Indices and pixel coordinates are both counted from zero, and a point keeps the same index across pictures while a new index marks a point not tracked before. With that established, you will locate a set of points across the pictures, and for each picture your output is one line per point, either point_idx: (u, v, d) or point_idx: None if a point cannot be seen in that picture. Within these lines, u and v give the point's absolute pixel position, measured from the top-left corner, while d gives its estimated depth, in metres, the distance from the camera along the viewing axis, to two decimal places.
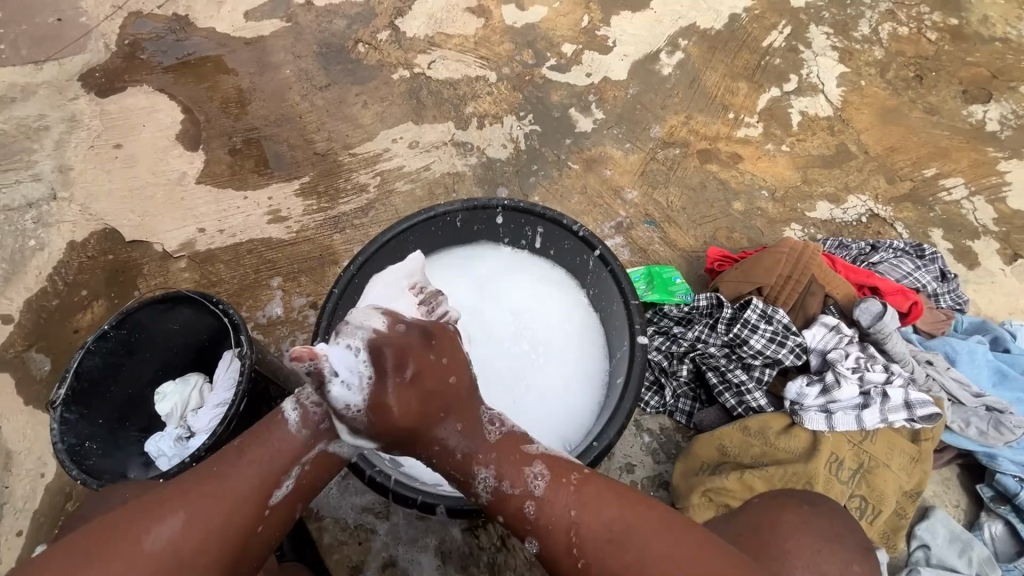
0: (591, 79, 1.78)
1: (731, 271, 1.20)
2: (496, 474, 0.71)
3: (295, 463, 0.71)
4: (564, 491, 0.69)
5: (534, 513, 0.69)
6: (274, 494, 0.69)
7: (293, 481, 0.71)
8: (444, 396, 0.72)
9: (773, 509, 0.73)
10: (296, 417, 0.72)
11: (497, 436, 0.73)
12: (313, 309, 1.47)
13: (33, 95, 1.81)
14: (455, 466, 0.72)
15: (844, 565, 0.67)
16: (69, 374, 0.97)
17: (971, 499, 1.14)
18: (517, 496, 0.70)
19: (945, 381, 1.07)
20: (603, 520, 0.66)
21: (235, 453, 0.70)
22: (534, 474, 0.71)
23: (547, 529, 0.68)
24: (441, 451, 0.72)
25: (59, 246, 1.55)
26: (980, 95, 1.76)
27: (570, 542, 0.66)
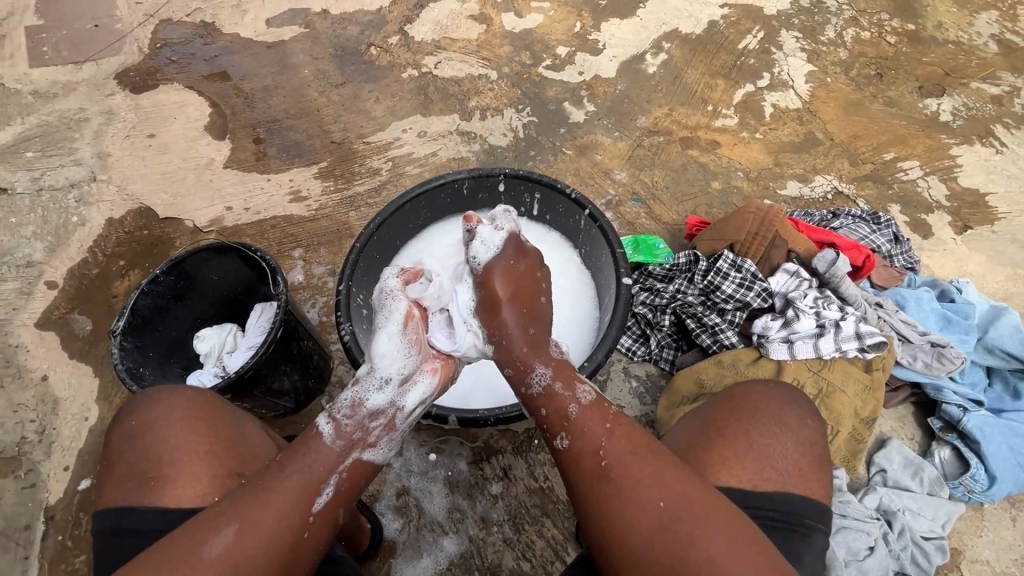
0: (582, 77, 1.97)
1: (707, 231, 1.35)
2: (552, 376, 0.81)
3: (331, 474, 0.76)
4: (604, 415, 0.78)
5: (576, 412, 0.78)
6: (315, 503, 0.74)
7: (333, 488, 0.76)
8: (532, 304, 0.87)
9: (742, 390, 0.90)
10: (329, 430, 0.78)
11: (559, 356, 0.84)
12: (331, 276, 1.62)
13: (73, 91, 1.98)
14: (516, 360, 0.82)
15: (800, 418, 0.85)
16: (128, 309, 1.12)
17: (924, 431, 1.27)
18: (563, 397, 0.79)
19: (894, 322, 1.25)
20: (631, 441, 0.75)
21: (277, 469, 0.75)
22: (585, 389, 0.81)
23: (581, 434, 0.77)
24: (506, 339, 0.84)
25: (99, 222, 1.70)
26: (935, 90, 1.94)
27: (600, 451, 0.75)
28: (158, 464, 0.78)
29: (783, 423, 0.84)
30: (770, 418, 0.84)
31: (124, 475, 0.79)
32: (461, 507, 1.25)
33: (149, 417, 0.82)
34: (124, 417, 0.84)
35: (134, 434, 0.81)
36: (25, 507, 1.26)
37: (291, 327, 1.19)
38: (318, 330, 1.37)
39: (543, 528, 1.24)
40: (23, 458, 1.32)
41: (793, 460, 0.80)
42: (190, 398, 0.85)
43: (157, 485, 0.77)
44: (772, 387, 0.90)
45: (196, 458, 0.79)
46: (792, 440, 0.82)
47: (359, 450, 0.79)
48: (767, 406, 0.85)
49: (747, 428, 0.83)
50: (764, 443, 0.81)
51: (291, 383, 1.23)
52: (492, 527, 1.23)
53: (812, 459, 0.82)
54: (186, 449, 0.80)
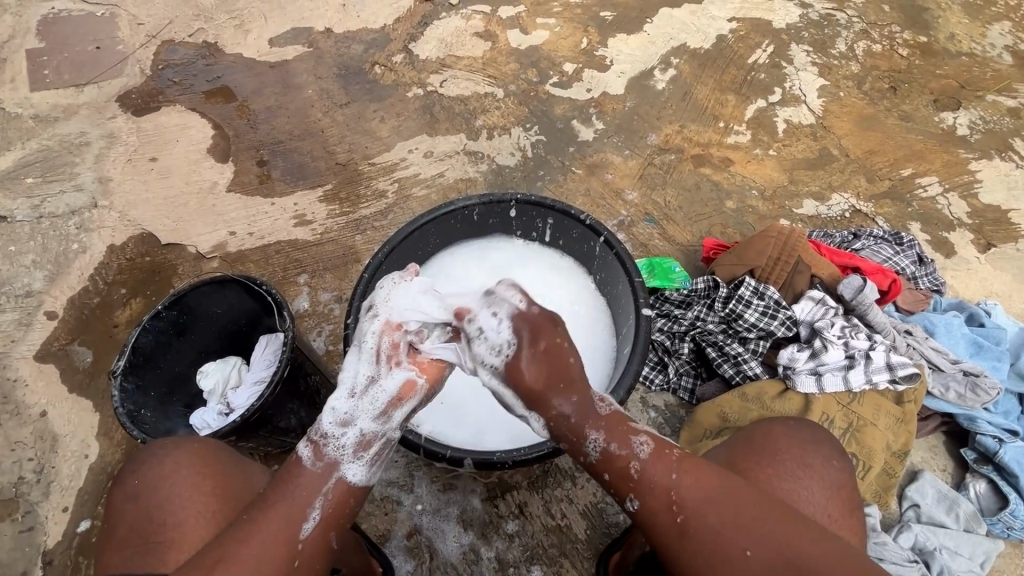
0: (591, 94, 1.93)
1: (726, 256, 1.31)
2: (606, 438, 0.76)
3: (314, 499, 0.75)
4: (667, 460, 0.74)
5: (637, 471, 0.74)
6: (301, 530, 0.73)
7: (318, 514, 0.75)
8: (564, 371, 0.77)
9: (760, 430, 0.84)
10: (309, 452, 0.78)
11: (607, 411, 0.79)
12: (338, 303, 1.58)
13: (75, 114, 1.95)
14: (568, 431, 0.78)
15: (825, 459, 0.80)
16: (128, 348, 1.08)
17: (957, 462, 1.22)
18: (622, 456, 0.75)
19: (924, 350, 1.20)
20: (700, 488, 0.71)
21: (263, 500, 0.74)
22: (641, 441, 0.76)
23: (649, 487, 0.73)
24: (557, 419, 0.78)
25: (100, 249, 1.67)
26: (950, 104, 1.91)
27: (671, 502, 0.71)
28: (164, 525, 0.75)
29: (809, 465, 0.79)
30: (793, 461, 0.79)
31: (127, 538, 0.76)
32: (475, 548, 1.20)
33: (152, 475, 0.80)
34: (126, 476, 0.81)
35: (137, 494, 0.79)
36: (22, 552, 1.21)
37: (298, 363, 1.15)
38: (326, 362, 1.33)
39: (561, 569, 1.19)
40: (20, 499, 1.27)
41: (822, 508, 0.76)
42: (195, 451, 0.83)
43: (161, 549, 0.74)
44: (793, 423, 0.84)
45: (202, 516, 0.76)
46: (819, 484, 0.78)
47: (342, 471, 0.78)
48: (791, 447, 0.80)
49: (769, 473, 0.78)
50: (788, 490, 0.76)
51: (298, 420, 1.18)
52: (508, 569, 1.18)
53: (843, 506, 0.78)
54: (191, 508, 0.77)
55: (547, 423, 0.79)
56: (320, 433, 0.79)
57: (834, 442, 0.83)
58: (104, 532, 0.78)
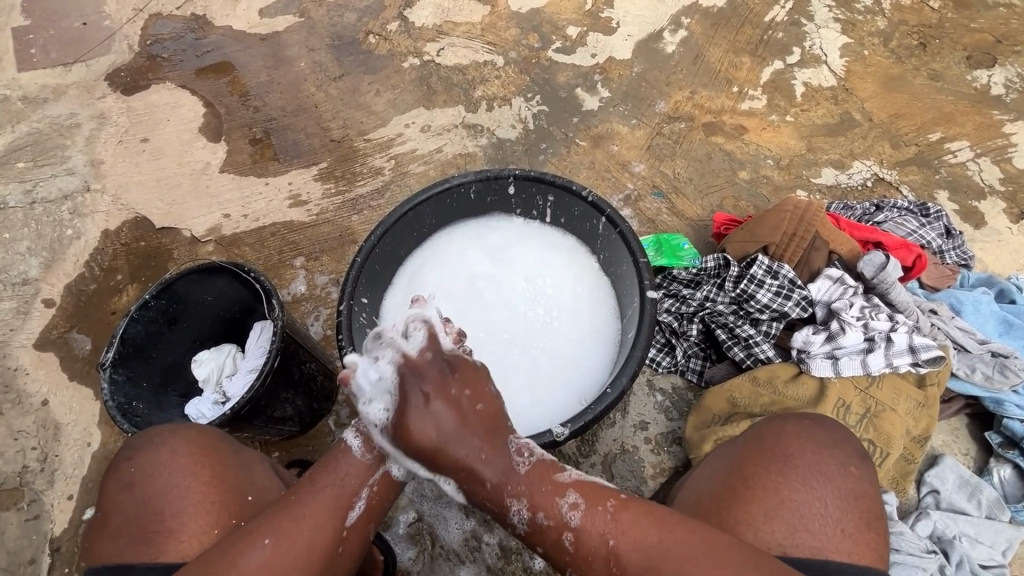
0: (596, 59, 1.83)
1: (738, 232, 1.24)
2: (530, 507, 0.68)
3: (363, 487, 0.74)
4: (599, 517, 0.67)
5: (572, 542, 0.67)
6: (348, 518, 0.72)
7: (364, 502, 0.74)
8: (482, 417, 0.70)
9: (776, 427, 0.80)
10: (358, 443, 0.75)
11: (527, 467, 0.70)
12: (335, 285, 1.54)
13: (63, 95, 1.90)
14: (487, 501, 0.69)
15: (842, 464, 0.75)
16: (116, 340, 1.05)
17: (980, 446, 1.17)
18: (553, 527, 0.68)
19: (948, 329, 1.13)
20: (638, 546, 0.65)
21: (307, 482, 0.73)
22: (569, 502, 0.68)
23: (586, 560, 0.67)
24: (470, 479, 0.69)
25: (95, 234, 1.64)
26: (985, 60, 1.77)
27: (610, 570, 0.66)
28: (161, 515, 0.74)
29: (823, 473, 0.74)
30: (806, 468, 0.75)
31: (123, 527, 0.75)
32: (478, 534, 1.19)
33: (146, 466, 0.78)
34: (120, 465, 0.79)
35: (132, 484, 0.77)
36: (31, 539, 1.23)
37: (291, 351, 1.12)
38: (322, 348, 1.30)
39: None
40: (25, 488, 1.28)
41: (838, 520, 0.71)
42: (192, 440, 0.80)
43: (158, 538, 0.72)
44: (808, 426, 0.79)
45: (197, 508, 0.74)
46: (834, 494, 0.73)
47: (389, 466, 0.75)
48: (804, 453, 0.75)
49: (780, 482, 0.73)
50: (797, 500, 0.72)
51: (295, 409, 1.16)
52: (511, 555, 1.17)
53: (864, 519, 0.72)
54: (193, 497, 0.75)
55: (459, 485, 0.70)
56: (370, 427, 0.75)
57: (863, 450, 0.78)
58: (99, 522, 0.77)
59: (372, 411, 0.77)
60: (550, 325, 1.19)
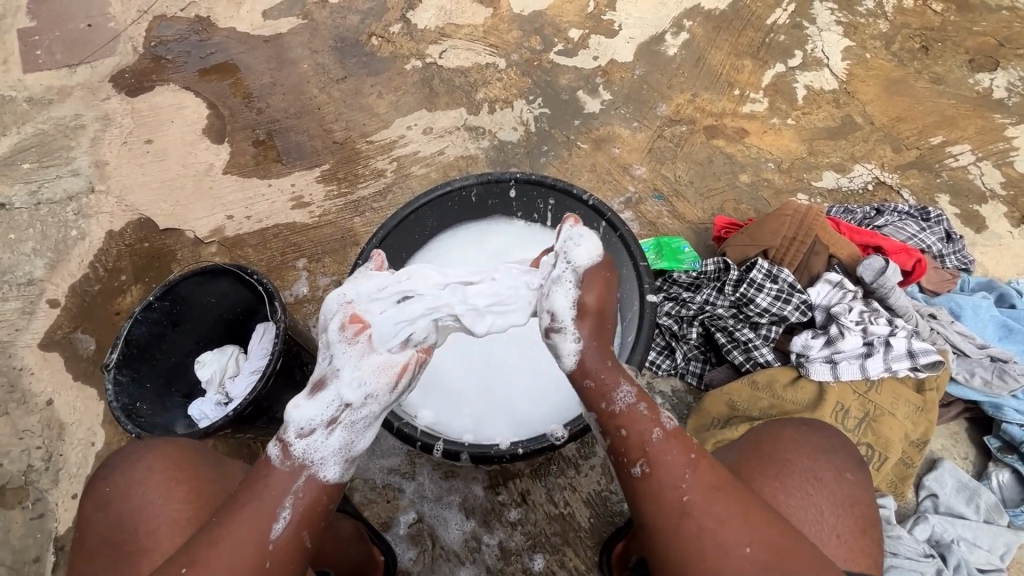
0: (598, 62, 1.83)
1: (738, 235, 1.24)
2: (636, 397, 0.78)
3: (285, 498, 0.71)
4: (686, 450, 0.73)
5: (659, 438, 0.74)
6: (272, 530, 0.70)
7: (290, 512, 0.71)
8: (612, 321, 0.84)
9: (776, 429, 0.82)
10: (277, 453, 0.74)
11: (630, 401, 0.77)
12: (337, 287, 1.55)
13: (68, 96, 1.91)
14: (597, 414, 0.78)
15: (835, 471, 0.76)
16: (120, 341, 1.07)
17: (979, 450, 1.17)
18: (647, 420, 0.76)
19: (948, 334, 1.13)
20: (704, 492, 0.69)
21: (231, 505, 0.71)
22: (666, 417, 0.77)
23: (663, 464, 0.72)
24: (601, 399, 0.79)
25: (99, 235, 1.65)
26: (987, 64, 1.77)
27: (681, 493, 0.70)
28: (138, 535, 0.75)
29: (819, 479, 0.75)
30: (802, 474, 0.76)
31: (103, 547, 0.76)
32: (477, 535, 1.20)
33: (121, 484, 0.78)
34: (96, 484, 0.80)
35: (109, 502, 0.78)
36: (35, 537, 1.24)
37: (294, 354, 1.13)
38: None
39: (564, 558, 1.18)
40: (30, 487, 1.29)
41: (833, 527, 0.72)
42: (165, 457, 0.81)
43: (136, 559, 0.74)
44: (802, 431, 0.81)
45: (173, 524, 0.75)
46: (830, 500, 0.74)
47: (315, 471, 0.74)
48: (800, 458, 0.76)
49: (777, 487, 0.74)
50: (793, 505, 0.73)
51: None
52: (510, 556, 1.18)
53: (858, 524, 0.73)
54: (167, 516, 0.76)
55: (582, 357, 0.81)
56: (292, 434, 0.74)
57: (856, 455, 0.79)
58: (81, 540, 0.78)
59: (302, 410, 0.76)
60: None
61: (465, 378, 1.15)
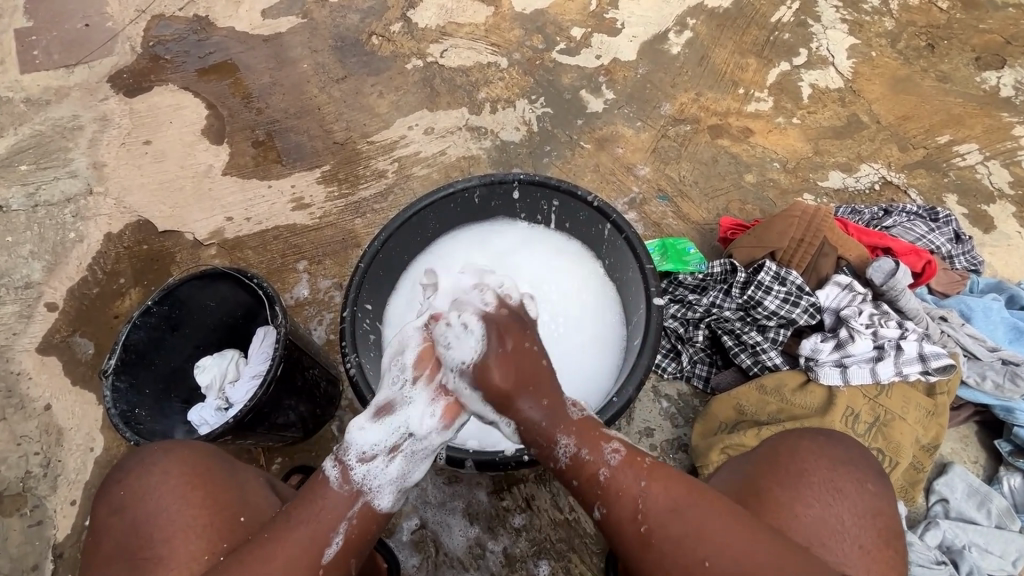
0: (600, 61, 1.81)
1: (745, 237, 1.22)
2: (576, 444, 0.73)
3: (342, 520, 0.72)
4: (635, 469, 0.70)
5: (607, 476, 0.70)
6: (325, 553, 0.70)
7: (342, 537, 0.72)
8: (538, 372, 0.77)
9: (791, 439, 0.80)
10: (336, 474, 0.74)
11: (579, 416, 0.76)
12: (338, 289, 1.53)
13: (66, 97, 1.89)
14: (538, 436, 0.74)
15: (858, 480, 0.75)
16: (118, 346, 1.05)
17: (990, 454, 1.16)
18: (593, 461, 0.72)
19: (959, 337, 1.11)
20: (670, 494, 0.67)
21: (286, 517, 0.71)
22: (612, 449, 0.72)
23: (616, 495, 0.69)
24: (523, 420, 0.75)
25: (97, 237, 1.64)
26: (994, 62, 1.75)
27: (636, 512, 0.67)
28: (151, 541, 0.72)
29: (839, 490, 0.73)
30: (820, 484, 0.74)
31: (114, 553, 0.74)
32: (481, 542, 1.18)
33: (136, 487, 0.76)
34: (111, 487, 0.78)
35: (122, 507, 0.76)
36: (34, 544, 1.23)
37: (295, 359, 1.11)
38: (325, 353, 1.29)
39: (570, 564, 1.16)
40: (28, 493, 1.28)
41: (856, 538, 0.70)
42: (181, 461, 0.79)
43: (149, 566, 0.71)
44: (820, 441, 0.79)
45: (189, 532, 0.73)
46: (850, 510, 0.72)
47: (371, 497, 0.74)
48: (818, 468, 0.74)
49: (794, 498, 0.72)
50: (812, 516, 0.71)
51: (298, 416, 1.15)
52: (515, 563, 1.17)
53: (881, 534, 0.71)
54: (182, 522, 0.73)
55: (517, 429, 0.76)
56: (354, 458, 0.75)
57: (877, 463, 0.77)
58: (92, 544, 0.76)
59: (365, 434, 0.77)
60: (555, 332, 1.18)
61: None
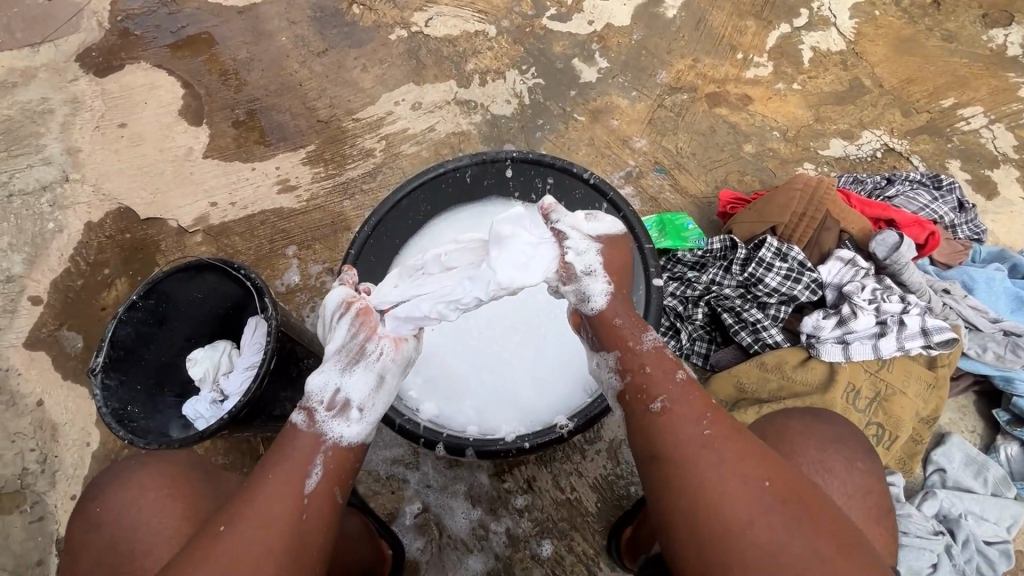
0: (593, 27, 1.73)
1: (745, 213, 1.19)
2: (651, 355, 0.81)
3: (316, 455, 0.72)
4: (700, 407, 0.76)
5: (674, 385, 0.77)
6: (305, 485, 0.70)
7: (321, 469, 0.72)
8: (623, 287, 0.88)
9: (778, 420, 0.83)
10: (303, 419, 0.75)
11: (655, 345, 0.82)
12: (329, 275, 1.50)
13: (34, 78, 1.80)
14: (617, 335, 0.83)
15: (845, 462, 0.78)
16: (105, 343, 1.01)
17: (987, 423, 1.16)
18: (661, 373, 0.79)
19: (962, 309, 1.10)
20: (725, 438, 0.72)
21: (267, 461, 0.72)
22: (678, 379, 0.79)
23: (673, 421, 0.74)
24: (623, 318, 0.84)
25: (77, 227, 1.58)
26: (1001, 18, 1.68)
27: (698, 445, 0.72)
28: (132, 553, 0.76)
29: (829, 469, 0.77)
30: (811, 464, 0.77)
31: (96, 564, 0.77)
32: (484, 523, 1.19)
33: (114, 503, 0.80)
34: (89, 504, 0.82)
35: (101, 523, 0.79)
36: (37, 540, 1.23)
37: (290, 349, 1.09)
38: (319, 341, 1.27)
39: (572, 542, 1.18)
40: (27, 490, 1.27)
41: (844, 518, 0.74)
42: (159, 473, 0.82)
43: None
44: (809, 422, 0.82)
45: (167, 539, 0.76)
46: (839, 488, 0.76)
47: (336, 435, 0.74)
48: (807, 450, 0.78)
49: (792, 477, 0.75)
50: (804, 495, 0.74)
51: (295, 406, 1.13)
52: (519, 543, 1.18)
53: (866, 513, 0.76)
54: (160, 531, 0.76)
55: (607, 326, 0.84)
56: (315, 401, 0.76)
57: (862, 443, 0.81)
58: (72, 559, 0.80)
59: (320, 376, 0.78)
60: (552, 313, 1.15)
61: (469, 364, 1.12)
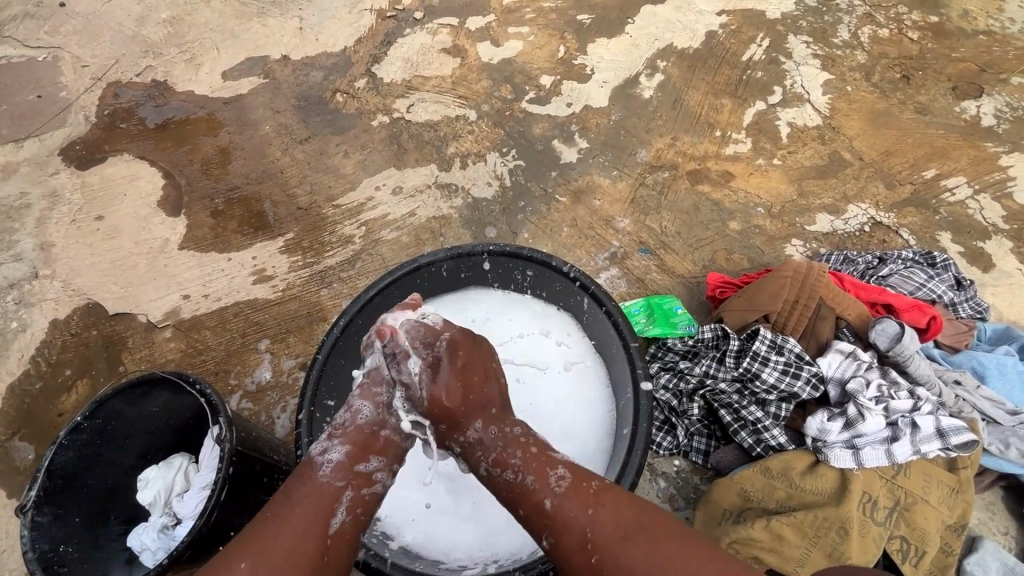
0: (572, 108, 1.75)
1: (735, 299, 1.14)
2: (524, 471, 0.80)
3: (340, 499, 0.78)
4: (582, 497, 0.76)
5: (553, 505, 0.76)
6: (331, 525, 0.76)
7: (344, 512, 0.78)
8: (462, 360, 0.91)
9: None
10: (333, 462, 0.81)
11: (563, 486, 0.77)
12: (303, 370, 1.43)
13: (14, 173, 1.77)
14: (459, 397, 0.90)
15: None
16: (41, 474, 0.91)
17: (1020, 525, 1.05)
18: (538, 490, 0.78)
19: (977, 402, 1.01)
20: (614, 520, 0.73)
21: (283, 500, 0.77)
22: (558, 475, 0.79)
23: (564, 525, 0.74)
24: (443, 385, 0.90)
25: (42, 325, 1.52)
26: (971, 90, 1.72)
27: (585, 539, 0.73)
28: None
29: None
30: None
31: None
32: None
33: None
34: None
35: None
36: None
37: (247, 466, 0.99)
38: (285, 449, 1.17)
39: None
40: None
41: None
42: None
43: None
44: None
45: None
46: None
47: (355, 487, 0.80)
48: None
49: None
50: None
51: None
52: None
53: None
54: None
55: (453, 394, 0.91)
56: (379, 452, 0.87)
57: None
58: None
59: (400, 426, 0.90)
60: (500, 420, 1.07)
61: (446, 476, 1.01)
